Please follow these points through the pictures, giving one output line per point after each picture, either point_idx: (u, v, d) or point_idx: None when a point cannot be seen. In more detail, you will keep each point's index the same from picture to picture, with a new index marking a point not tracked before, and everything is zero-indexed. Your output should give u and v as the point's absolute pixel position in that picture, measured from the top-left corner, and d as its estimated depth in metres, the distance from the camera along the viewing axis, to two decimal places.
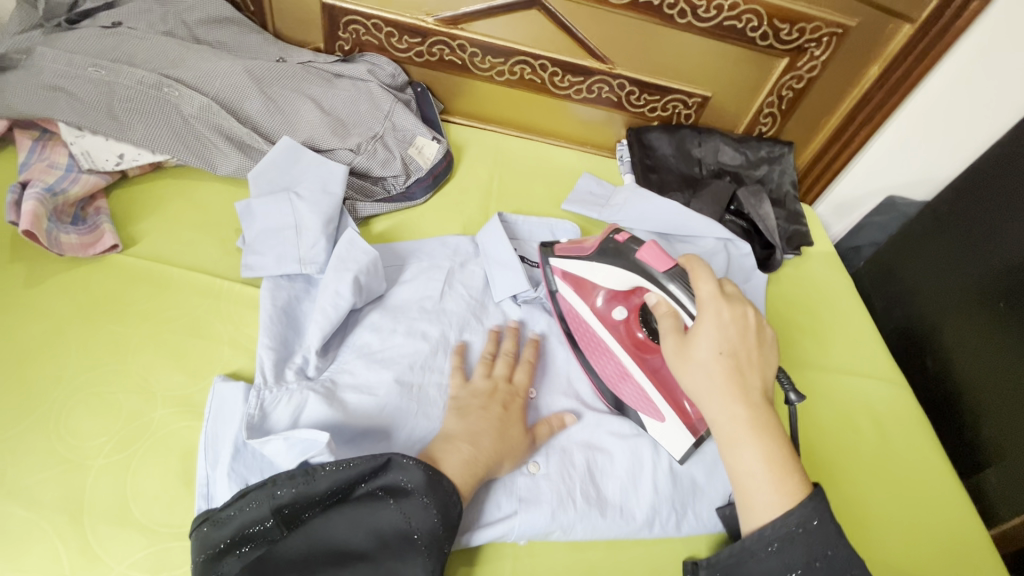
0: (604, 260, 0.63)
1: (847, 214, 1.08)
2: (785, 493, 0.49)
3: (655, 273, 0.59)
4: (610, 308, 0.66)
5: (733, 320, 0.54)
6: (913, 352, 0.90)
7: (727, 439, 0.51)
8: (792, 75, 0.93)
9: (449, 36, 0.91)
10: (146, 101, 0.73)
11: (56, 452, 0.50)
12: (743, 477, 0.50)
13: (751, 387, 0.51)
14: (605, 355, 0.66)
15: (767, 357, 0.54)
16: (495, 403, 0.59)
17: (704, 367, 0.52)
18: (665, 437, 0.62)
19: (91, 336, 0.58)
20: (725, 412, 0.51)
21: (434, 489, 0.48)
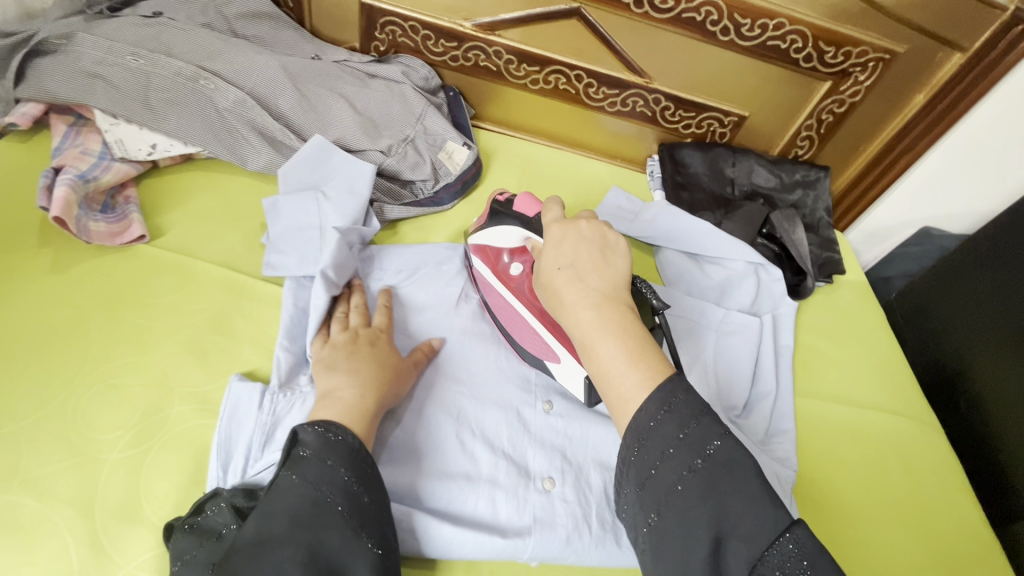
0: (497, 219, 0.68)
1: (878, 243, 1.05)
2: (643, 377, 0.45)
3: (527, 219, 0.65)
4: (511, 265, 0.67)
5: (571, 234, 0.54)
6: (945, 390, 0.87)
7: (584, 347, 0.48)
8: (834, 99, 0.90)
9: (485, 42, 0.90)
10: (181, 92, 0.73)
11: (71, 443, 0.49)
12: (602, 376, 0.46)
13: (592, 288, 0.50)
14: (511, 315, 0.66)
15: (617, 260, 0.53)
16: (356, 345, 0.58)
17: (548, 280, 0.52)
18: (566, 378, 0.61)
19: (113, 326, 0.57)
20: (571, 322, 0.49)
21: (334, 446, 0.47)
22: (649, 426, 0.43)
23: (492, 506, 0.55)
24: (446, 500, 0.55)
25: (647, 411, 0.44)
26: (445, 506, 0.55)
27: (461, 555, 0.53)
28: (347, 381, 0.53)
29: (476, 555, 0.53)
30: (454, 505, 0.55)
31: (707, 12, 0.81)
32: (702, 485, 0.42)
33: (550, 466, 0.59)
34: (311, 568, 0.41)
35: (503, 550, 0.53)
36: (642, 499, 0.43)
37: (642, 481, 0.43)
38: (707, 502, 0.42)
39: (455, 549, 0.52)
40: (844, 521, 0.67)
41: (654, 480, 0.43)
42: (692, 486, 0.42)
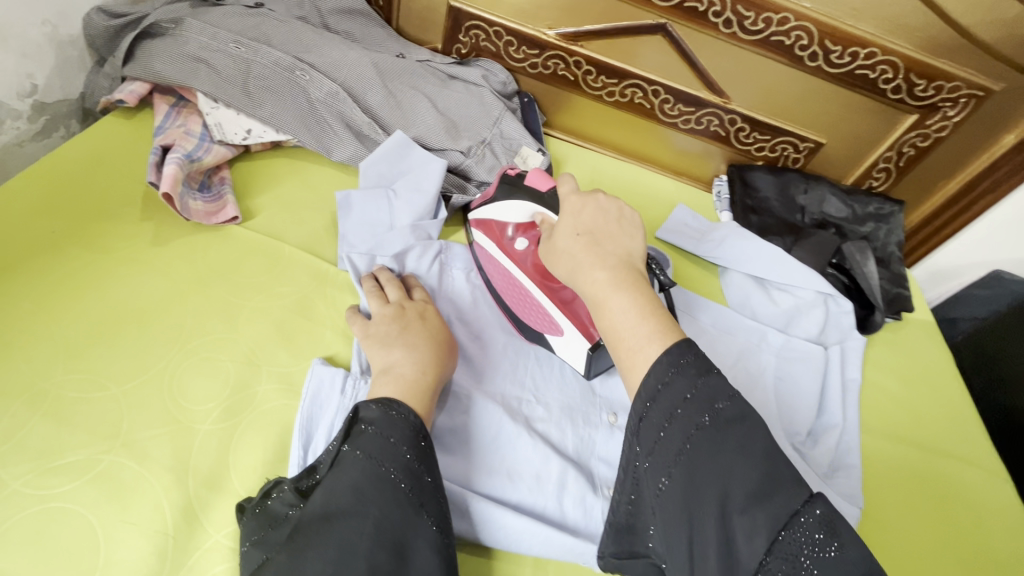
0: (504, 194, 0.66)
1: (943, 283, 1.04)
2: (651, 332, 0.43)
3: (539, 194, 0.62)
4: (515, 240, 0.66)
5: (591, 204, 0.52)
6: (1014, 440, 0.84)
7: (596, 305, 0.46)
8: (919, 133, 0.88)
9: (567, 52, 0.91)
10: (278, 82, 0.75)
11: (168, 411, 0.52)
12: (613, 330, 0.45)
13: (609, 254, 0.48)
14: (513, 287, 0.66)
15: (634, 234, 0.52)
16: (397, 323, 0.58)
17: (565, 249, 0.50)
18: (570, 352, 0.62)
19: (208, 301, 0.60)
20: (585, 280, 0.48)
21: (396, 424, 0.48)
22: (655, 391, 0.40)
23: (559, 506, 0.56)
24: (518, 497, 0.55)
25: (653, 373, 0.41)
26: (516, 504, 0.55)
27: (531, 550, 0.52)
28: (432, 367, 0.54)
29: (545, 553, 0.53)
30: (525, 503, 0.55)
31: (797, 36, 0.81)
32: (709, 444, 0.38)
33: (615, 476, 0.60)
34: (378, 542, 0.41)
35: (573, 549, 0.53)
36: (650, 467, 0.40)
37: (650, 446, 0.40)
38: (716, 460, 0.37)
39: (525, 542, 0.52)
40: (907, 564, 0.65)
41: (662, 444, 0.39)
42: (698, 447, 0.38)
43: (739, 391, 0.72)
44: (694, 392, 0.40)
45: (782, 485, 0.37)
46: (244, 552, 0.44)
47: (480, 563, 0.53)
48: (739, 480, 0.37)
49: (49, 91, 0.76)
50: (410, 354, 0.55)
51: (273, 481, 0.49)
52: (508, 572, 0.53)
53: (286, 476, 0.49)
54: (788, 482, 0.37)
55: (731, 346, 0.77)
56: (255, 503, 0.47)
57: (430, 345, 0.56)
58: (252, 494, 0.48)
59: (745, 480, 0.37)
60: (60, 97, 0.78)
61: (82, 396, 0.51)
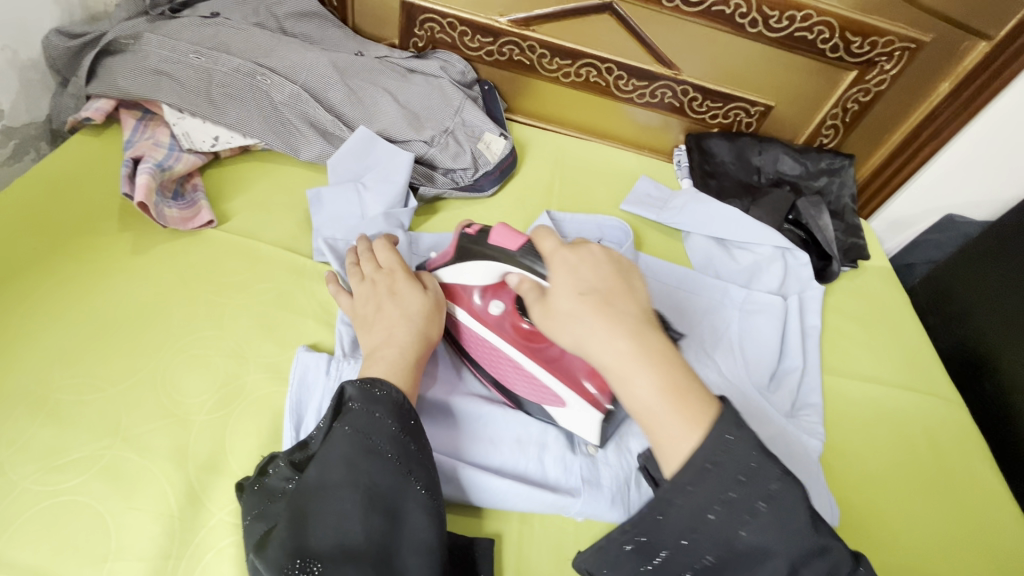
0: (467, 254, 0.60)
1: (900, 232, 1.08)
2: (691, 418, 0.43)
3: (509, 253, 0.56)
4: (487, 305, 0.61)
5: (585, 259, 0.50)
6: (970, 371, 0.89)
7: (619, 381, 0.45)
8: (860, 88, 0.93)
9: (520, 37, 0.94)
10: (240, 88, 0.78)
11: (164, 405, 0.55)
12: (645, 414, 0.44)
13: (622, 314, 0.46)
14: (496, 356, 0.62)
15: (637, 285, 0.50)
16: (373, 299, 0.60)
17: (572, 312, 0.47)
18: (575, 422, 0.59)
19: (192, 302, 0.63)
20: (603, 355, 0.45)
21: (378, 401, 0.50)
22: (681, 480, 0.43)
23: (540, 465, 0.59)
24: (500, 460, 0.59)
25: (705, 453, 0.42)
26: (499, 466, 0.59)
27: (515, 506, 0.56)
28: (410, 345, 0.56)
29: (527, 508, 0.56)
30: (507, 465, 0.59)
31: (737, 4, 0.84)
32: (765, 529, 0.42)
33: None
34: (371, 507, 0.45)
35: (554, 503, 0.56)
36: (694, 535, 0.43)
37: (695, 526, 0.43)
38: (773, 539, 0.42)
39: (509, 500, 0.56)
40: (870, 491, 0.70)
41: (710, 526, 0.43)
42: (754, 530, 0.42)
43: (706, 346, 0.76)
44: (747, 478, 0.42)
45: (827, 551, 0.43)
46: (245, 524, 0.48)
47: (471, 522, 0.56)
48: (795, 556, 0.42)
49: (16, 114, 0.77)
50: (390, 335, 0.56)
51: (266, 457, 0.52)
52: (495, 530, 0.56)
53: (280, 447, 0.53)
54: (828, 540, 0.43)
55: (696, 304, 0.81)
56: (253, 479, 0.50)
57: (404, 324, 0.58)
58: (249, 473, 0.52)
59: (799, 556, 0.42)
60: (27, 120, 0.79)
61: (79, 399, 0.54)
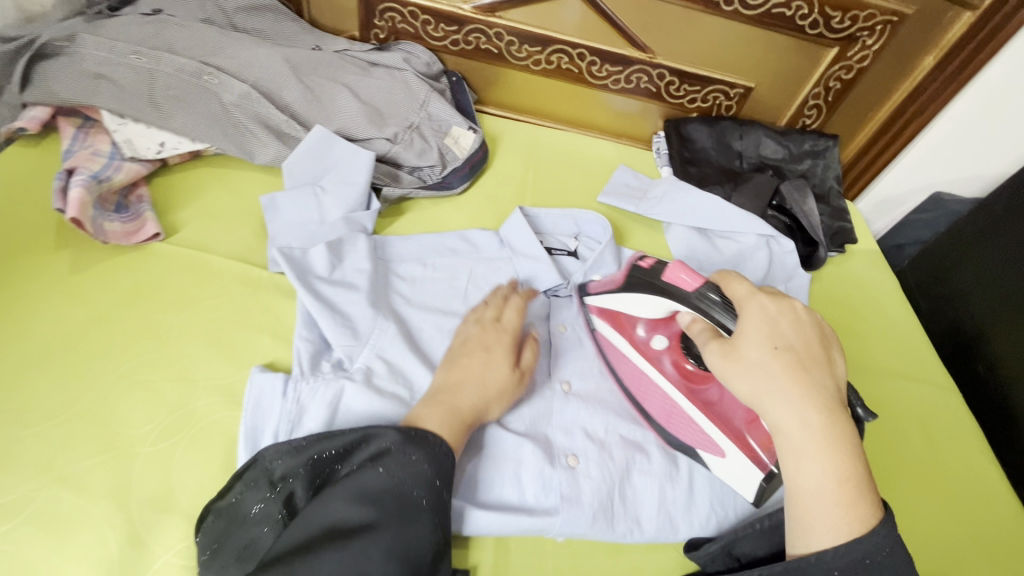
0: (634, 286, 0.62)
1: (890, 211, 1.04)
2: (855, 511, 0.45)
3: (685, 293, 0.57)
4: (651, 339, 0.63)
5: (789, 315, 0.52)
6: (962, 355, 0.86)
7: (795, 452, 0.47)
8: (842, 65, 0.89)
9: (486, 24, 0.89)
10: (186, 89, 0.73)
11: (104, 439, 0.51)
12: (811, 493, 0.46)
13: (820, 386, 0.48)
14: (649, 392, 0.62)
15: (837, 361, 0.52)
16: (479, 346, 0.58)
17: (764, 366, 0.49)
18: (730, 474, 0.57)
19: (138, 323, 0.58)
20: (794, 422, 0.47)
21: (418, 443, 0.48)
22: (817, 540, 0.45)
23: (516, 483, 0.56)
24: (472, 480, 0.55)
25: (860, 545, 0.44)
26: (470, 486, 0.55)
27: (491, 532, 0.52)
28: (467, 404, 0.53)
29: (502, 531, 0.53)
30: (480, 485, 0.55)
31: None
32: None
33: (573, 444, 0.59)
34: (392, 557, 0.42)
35: (532, 527, 0.53)
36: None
37: None
38: None
39: (483, 525, 0.52)
40: None
41: None
42: None
43: None
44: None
45: None
46: (211, 552, 0.46)
47: None
48: None
49: None
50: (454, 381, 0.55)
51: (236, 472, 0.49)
52: (470, 558, 0.52)
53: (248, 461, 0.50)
54: None
55: None
56: (227, 495, 0.48)
57: (484, 386, 0.56)
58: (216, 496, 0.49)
59: None
60: None
61: (9, 437, 0.50)
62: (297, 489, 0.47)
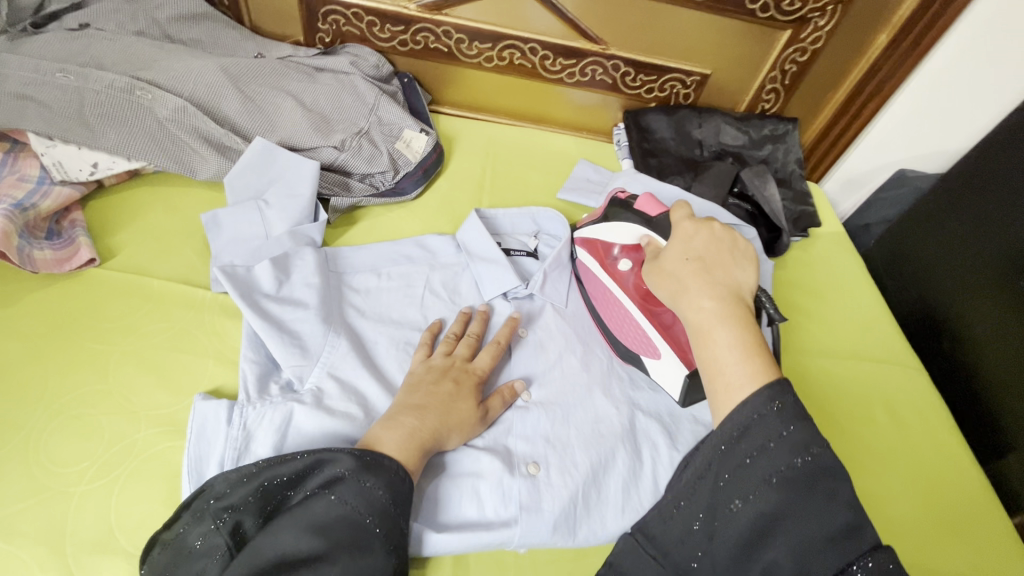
0: (613, 215, 0.66)
1: (855, 190, 1.03)
2: (753, 372, 0.45)
3: (648, 218, 0.63)
4: (619, 260, 0.65)
5: (705, 230, 0.56)
6: (929, 334, 0.86)
7: (698, 333, 0.49)
8: (796, 48, 0.89)
9: (433, 22, 0.87)
10: (118, 106, 0.70)
11: (36, 480, 0.48)
12: (713, 363, 0.47)
13: (718, 280, 0.51)
14: (612, 306, 0.64)
15: (747, 267, 0.54)
16: (448, 379, 0.57)
17: (673, 271, 0.53)
18: (664, 375, 0.59)
19: (71, 355, 0.56)
20: (694, 308, 0.50)
21: (373, 468, 0.46)
22: (756, 420, 0.43)
23: (475, 498, 0.54)
24: (429, 497, 0.53)
25: (751, 404, 0.43)
26: (428, 504, 0.53)
27: (449, 550, 0.51)
28: (425, 426, 0.51)
29: (460, 549, 0.51)
30: (437, 502, 0.54)
31: None
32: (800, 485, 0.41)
33: (533, 451, 0.58)
34: None
35: (491, 542, 0.52)
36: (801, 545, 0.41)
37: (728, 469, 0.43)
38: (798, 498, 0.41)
39: (440, 544, 0.51)
40: None
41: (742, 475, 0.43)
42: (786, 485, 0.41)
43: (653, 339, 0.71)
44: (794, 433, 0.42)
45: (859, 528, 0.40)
46: None
47: None
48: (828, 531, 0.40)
49: None
50: (414, 407, 0.53)
51: (179, 507, 0.46)
52: None
53: (192, 495, 0.47)
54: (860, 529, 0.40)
55: None
56: (171, 526, 0.45)
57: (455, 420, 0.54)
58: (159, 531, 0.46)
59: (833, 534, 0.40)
60: None
61: None
62: (244, 519, 0.44)
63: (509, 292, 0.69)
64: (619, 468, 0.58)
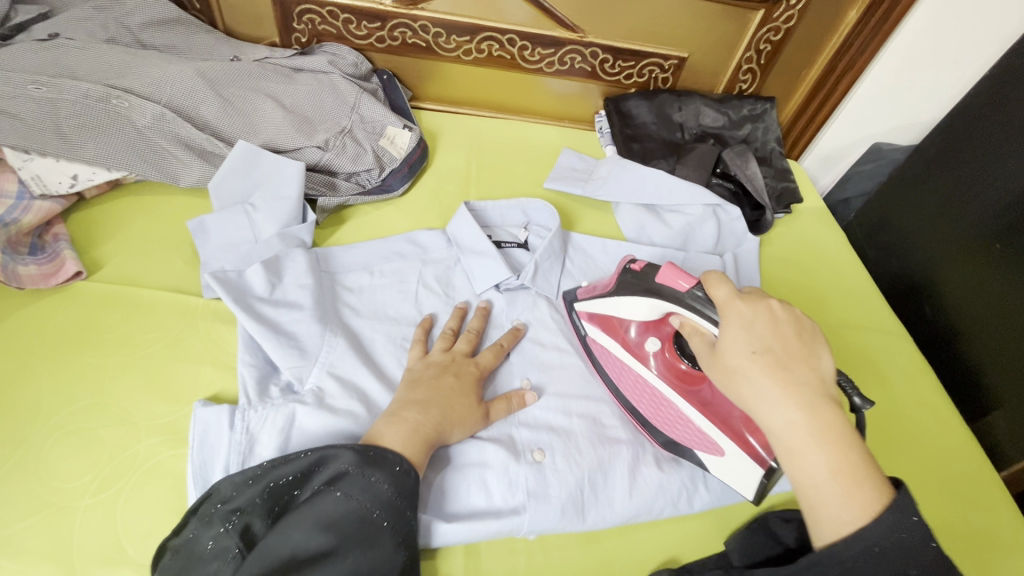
0: (629, 290, 0.60)
1: (834, 165, 1.05)
2: (866, 505, 0.43)
3: (678, 295, 0.55)
4: (643, 340, 0.61)
5: (763, 313, 0.50)
6: (910, 300, 0.88)
7: (789, 453, 0.45)
8: (770, 27, 0.90)
9: (410, 17, 0.86)
10: (94, 116, 0.69)
11: (39, 496, 0.48)
12: (814, 490, 0.44)
13: (799, 382, 0.46)
14: (650, 397, 0.60)
15: (815, 347, 0.49)
16: (448, 373, 0.57)
17: (744, 372, 0.48)
18: (730, 473, 0.55)
19: (64, 370, 0.55)
20: (780, 425, 0.46)
21: (377, 462, 0.46)
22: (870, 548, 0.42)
23: (484, 490, 0.55)
24: (440, 490, 0.54)
25: (874, 535, 0.42)
26: (439, 497, 0.54)
27: (461, 539, 0.52)
28: (428, 418, 0.52)
29: (472, 538, 0.52)
30: (449, 496, 0.54)
31: None
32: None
33: (537, 437, 0.58)
34: None
35: (502, 530, 0.52)
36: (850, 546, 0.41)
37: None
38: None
39: (452, 535, 0.51)
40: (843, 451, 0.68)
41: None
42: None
43: None
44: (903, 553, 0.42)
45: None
46: None
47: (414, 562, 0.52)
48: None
49: None
50: (418, 400, 0.53)
51: (187, 514, 0.46)
52: (440, 569, 0.52)
53: (198, 502, 0.47)
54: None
55: None
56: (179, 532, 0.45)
57: (459, 411, 0.54)
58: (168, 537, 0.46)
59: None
60: None
61: None
62: (253, 520, 0.45)
63: (502, 283, 0.70)
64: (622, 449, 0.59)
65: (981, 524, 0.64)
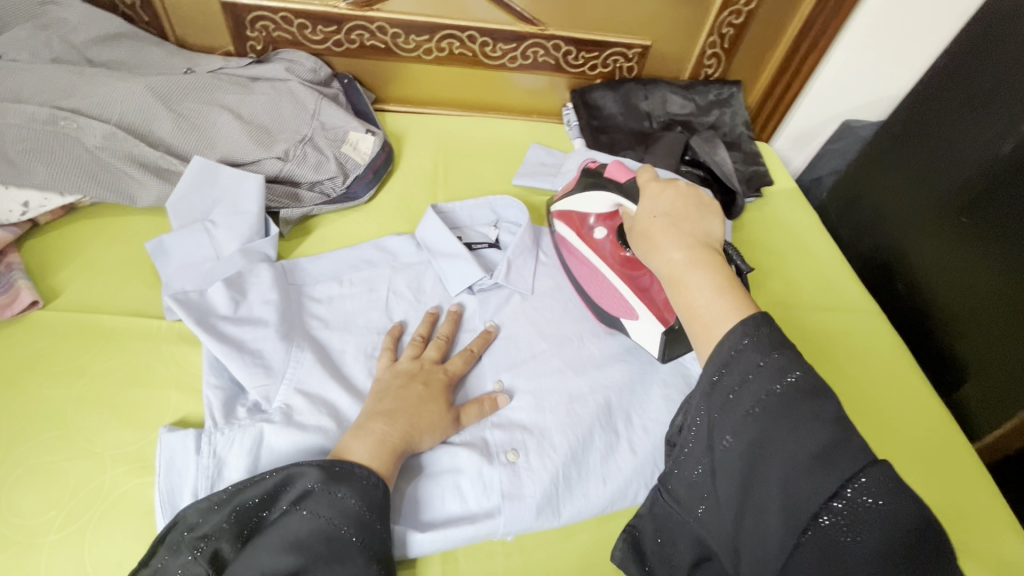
0: (586, 184, 0.67)
1: (807, 143, 1.04)
2: (729, 309, 0.46)
3: (619, 184, 0.64)
4: (595, 228, 0.67)
5: (670, 188, 0.57)
6: (882, 275, 0.89)
7: (673, 284, 0.50)
8: (731, 11, 0.89)
9: (366, 19, 0.85)
10: (43, 139, 0.67)
11: (3, 534, 0.47)
12: (690, 310, 0.48)
13: (686, 234, 0.52)
14: (592, 274, 0.67)
15: (715, 219, 0.55)
16: (417, 382, 0.57)
17: (644, 229, 0.55)
18: (643, 334, 0.61)
19: (24, 403, 0.54)
20: (663, 262, 0.51)
21: (343, 478, 0.46)
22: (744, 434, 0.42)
23: (460, 495, 0.55)
24: (417, 499, 0.54)
25: (731, 340, 0.44)
26: (416, 506, 0.53)
27: (436, 547, 0.51)
28: (398, 428, 0.51)
29: (449, 544, 0.52)
30: (427, 504, 0.54)
31: None
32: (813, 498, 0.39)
33: (510, 438, 0.58)
34: None
35: (478, 534, 0.52)
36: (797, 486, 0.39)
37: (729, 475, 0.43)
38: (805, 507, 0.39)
39: (429, 545, 0.51)
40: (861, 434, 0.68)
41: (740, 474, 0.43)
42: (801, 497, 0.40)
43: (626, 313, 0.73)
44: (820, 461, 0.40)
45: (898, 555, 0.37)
46: None
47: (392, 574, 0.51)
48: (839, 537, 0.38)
49: None
50: (386, 411, 0.53)
51: (151, 545, 0.45)
52: None
53: (164, 531, 0.46)
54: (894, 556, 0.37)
55: None
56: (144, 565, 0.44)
57: (429, 420, 0.54)
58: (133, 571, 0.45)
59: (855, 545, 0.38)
60: None
61: None
62: (221, 544, 0.44)
63: (474, 284, 0.69)
64: (596, 446, 0.59)
65: (959, 497, 0.65)
